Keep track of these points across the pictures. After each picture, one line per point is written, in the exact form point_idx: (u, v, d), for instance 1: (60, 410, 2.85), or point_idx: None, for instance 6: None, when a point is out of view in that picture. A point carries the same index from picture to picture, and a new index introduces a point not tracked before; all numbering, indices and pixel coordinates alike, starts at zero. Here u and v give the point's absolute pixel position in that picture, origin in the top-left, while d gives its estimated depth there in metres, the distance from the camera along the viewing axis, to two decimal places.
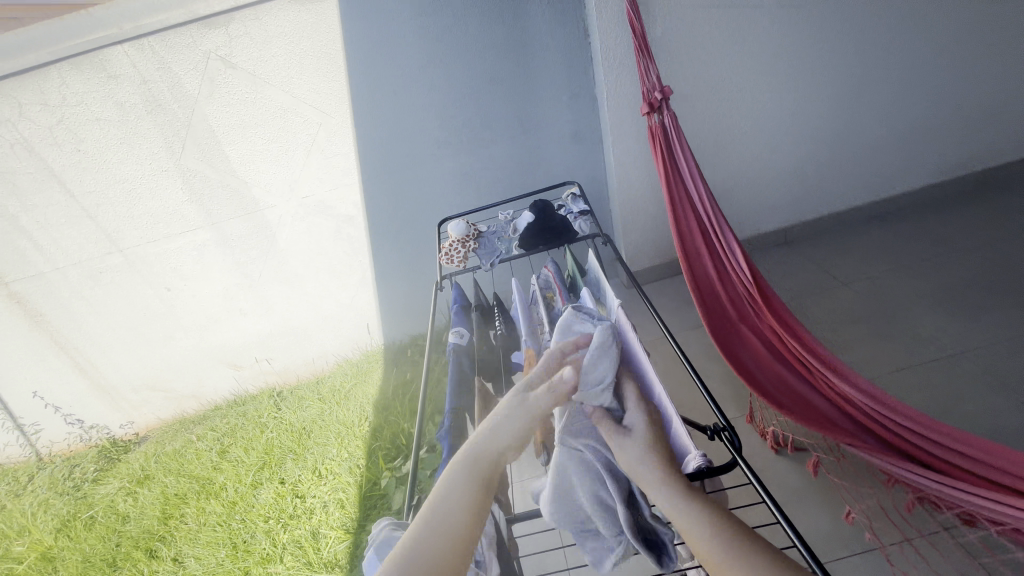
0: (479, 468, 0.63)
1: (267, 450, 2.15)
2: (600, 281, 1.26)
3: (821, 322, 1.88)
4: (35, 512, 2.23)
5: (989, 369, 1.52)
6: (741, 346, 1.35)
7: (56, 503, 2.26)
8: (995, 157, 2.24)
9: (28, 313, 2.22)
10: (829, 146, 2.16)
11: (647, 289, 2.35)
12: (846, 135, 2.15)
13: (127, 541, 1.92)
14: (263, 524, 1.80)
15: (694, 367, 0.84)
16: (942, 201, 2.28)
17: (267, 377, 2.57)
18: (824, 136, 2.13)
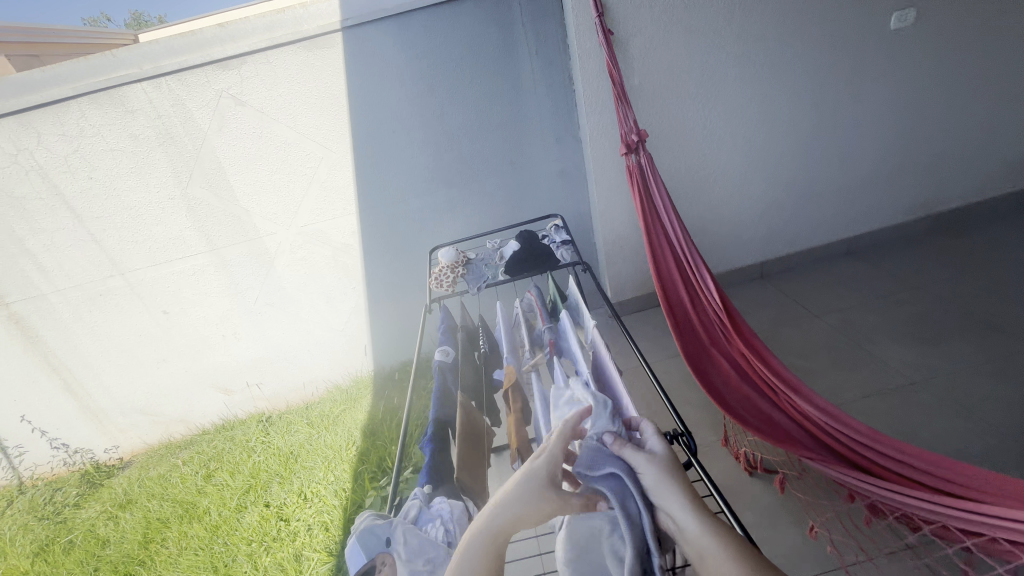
0: (498, 536, 0.60)
1: (253, 473, 2.15)
2: (580, 306, 1.35)
3: (794, 351, 1.97)
4: (12, 536, 2.19)
5: (947, 397, 1.61)
6: (712, 368, 1.41)
7: (34, 528, 2.23)
8: (953, 200, 2.40)
9: (25, 333, 2.27)
10: (799, 188, 2.31)
11: (631, 319, 2.45)
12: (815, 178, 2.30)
13: (106, 566, 1.89)
14: (246, 547, 1.79)
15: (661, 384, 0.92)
16: (905, 241, 2.43)
17: (256, 402, 2.62)
18: (794, 178, 2.28)
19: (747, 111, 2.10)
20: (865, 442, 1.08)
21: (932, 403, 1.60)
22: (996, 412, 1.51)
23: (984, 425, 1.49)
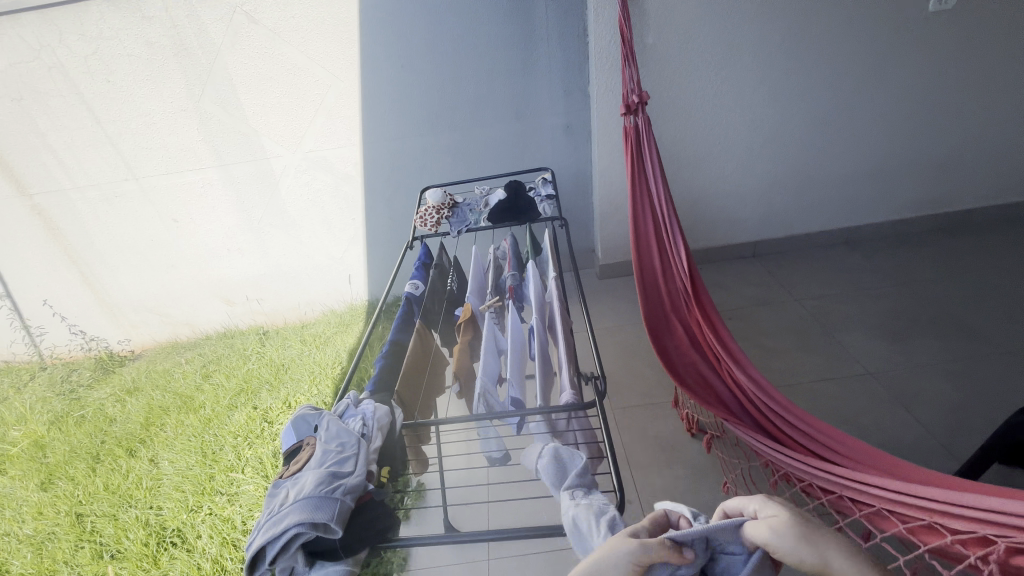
0: None
1: (245, 378, 2.34)
2: (548, 259, 1.43)
3: (764, 330, 2.04)
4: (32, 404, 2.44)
5: (896, 389, 1.67)
6: (667, 332, 1.46)
7: (52, 400, 2.47)
8: (961, 202, 2.36)
9: (46, 224, 2.42)
10: (805, 171, 2.28)
11: (618, 282, 2.52)
12: (823, 163, 2.26)
13: (111, 439, 2.12)
14: (232, 439, 1.99)
15: (597, 355, 1.10)
16: (904, 237, 2.41)
17: (256, 316, 2.79)
18: (801, 161, 2.25)
19: (762, 84, 2.05)
20: (782, 412, 1.15)
21: (880, 394, 1.67)
22: (937, 409, 1.58)
23: (922, 418, 1.56)
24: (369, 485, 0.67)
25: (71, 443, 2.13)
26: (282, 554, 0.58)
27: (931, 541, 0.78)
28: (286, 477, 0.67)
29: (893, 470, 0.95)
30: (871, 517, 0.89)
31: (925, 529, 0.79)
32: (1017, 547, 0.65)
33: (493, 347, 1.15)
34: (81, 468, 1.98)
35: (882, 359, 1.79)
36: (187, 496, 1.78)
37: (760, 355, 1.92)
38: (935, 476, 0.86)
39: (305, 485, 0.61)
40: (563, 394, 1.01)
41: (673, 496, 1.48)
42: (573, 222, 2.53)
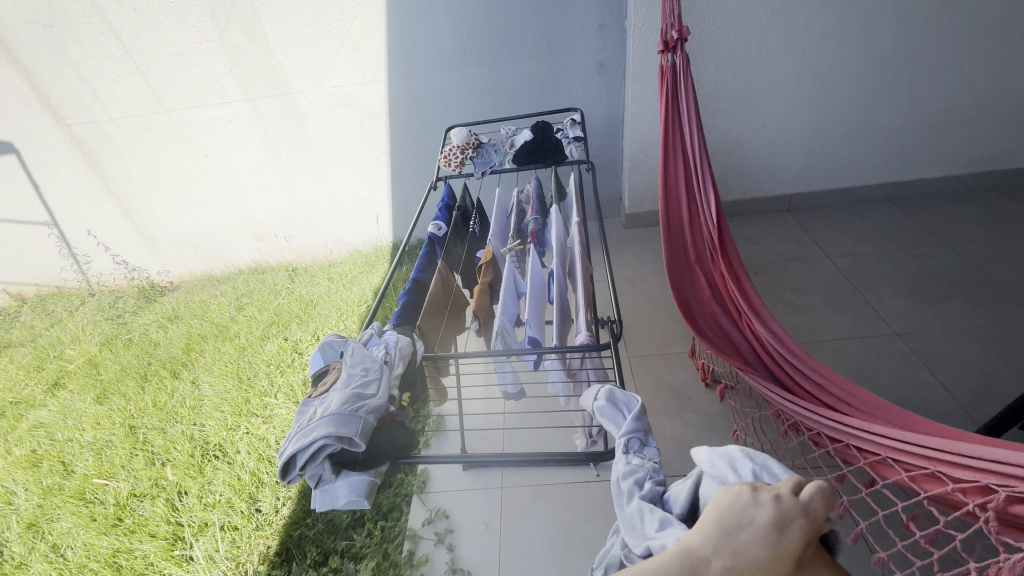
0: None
1: (277, 312, 2.45)
2: (572, 203, 1.41)
3: (789, 285, 2.00)
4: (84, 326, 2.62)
5: (922, 350, 1.64)
6: (689, 283, 1.45)
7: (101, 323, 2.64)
8: (1018, 158, 2.20)
9: (85, 155, 2.49)
10: (852, 119, 2.14)
11: (642, 231, 2.48)
12: (872, 110, 2.11)
13: (157, 361, 2.28)
14: (266, 366, 2.12)
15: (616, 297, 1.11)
16: (950, 195, 2.29)
17: (285, 253, 2.87)
18: (849, 108, 2.11)
19: (815, 20, 1.89)
20: (797, 364, 1.15)
21: (904, 354, 1.64)
22: (960, 371, 1.56)
23: (945, 380, 1.54)
24: (390, 407, 0.71)
25: (121, 362, 2.31)
26: (311, 462, 0.63)
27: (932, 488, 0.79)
28: (315, 396, 0.72)
29: (903, 423, 0.95)
30: (876, 466, 0.90)
31: (928, 477, 0.80)
32: (1017, 496, 0.66)
33: (512, 290, 1.17)
34: (131, 386, 2.15)
35: (909, 319, 1.75)
36: (226, 416, 1.92)
37: (784, 310, 1.89)
38: (945, 430, 0.87)
39: (331, 403, 0.66)
40: (579, 336, 1.04)
41: (682, 440, 1.52)
42: (601, 168, 2.46)
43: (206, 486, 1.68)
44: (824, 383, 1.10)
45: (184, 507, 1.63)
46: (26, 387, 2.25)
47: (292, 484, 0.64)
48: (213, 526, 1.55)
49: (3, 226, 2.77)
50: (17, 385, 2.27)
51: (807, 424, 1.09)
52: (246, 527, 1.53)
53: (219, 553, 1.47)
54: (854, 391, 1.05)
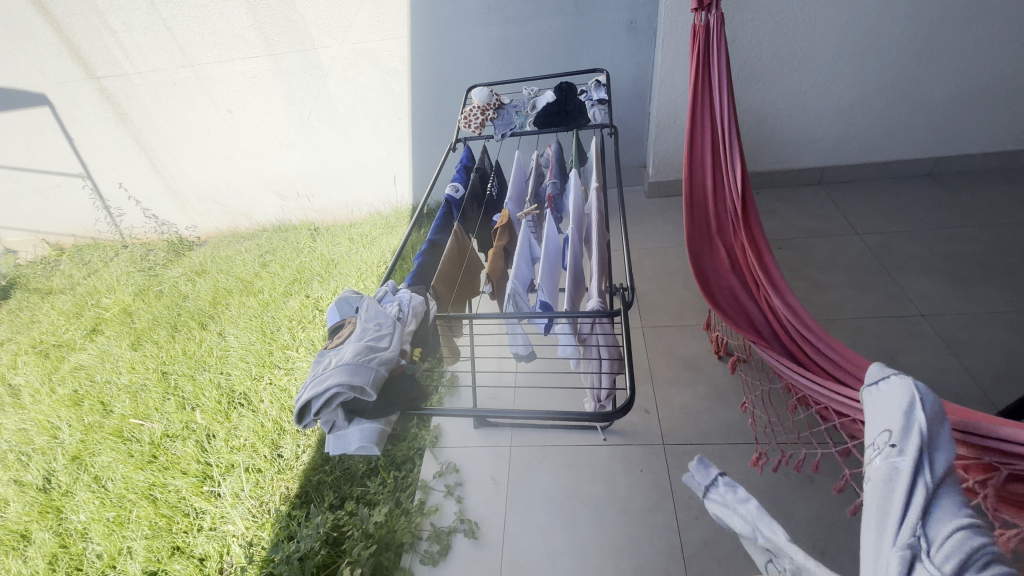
0: None
1: (299, 270, 2.51)
2: (592, 167, 1.39)
3: (814, 261, 1.95)
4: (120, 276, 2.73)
5: (948, 333, 1.60)
6: (709, 254, 1.43)
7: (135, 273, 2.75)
8: None
9: (115, 108, 2.54)
10: (896, 88, 2.01)
11: (665, 201, 2.43)
12: (921, 78, 1.98)
13: (186, 313, 2.38)
14: (289, 321, 2.20)
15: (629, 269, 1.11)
16: (997, 172, 2.16)
17: (307, 212, 2.92)
18: (895, 76, 1.98)
19: None
20: (813, 340, 1.14)
21: (929, 336, 1.60)
22: (986, 355, 1.52)
23: (968, 364, 1.50)
24: (402, 361, 0.73)
25: (153, 312, 2.41)
26: (325, 408, 0.66)
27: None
28: (330, 347, 0.75)
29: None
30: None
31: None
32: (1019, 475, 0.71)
33: (527, 254, 1.17)
34: (162, 335, 2.26)
35: (937, 301, 1.70)
36: (250, 367, 2.01)
37: (806, 287, 1.85)
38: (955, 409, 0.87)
39: (345, 354, 0.69)
40: (590, 302, 1.05)
41: (691, 411, 1.54)
42: (626, 134, 2.39)
43: (232, 431, 1.78)
44: (837, 359, 1.09)
45: (213, 449, 1.73)
46: (66, 331, 2.38)
47: (308, 428, 0.67)
48: (238, 468, 1.65)
49: (40, 177, 2.86)
50: (59, 329, 2.40)
51: (816, 398, 1.09)
52: (269, 470, 1.62)
53: (245, 491, 1.57)
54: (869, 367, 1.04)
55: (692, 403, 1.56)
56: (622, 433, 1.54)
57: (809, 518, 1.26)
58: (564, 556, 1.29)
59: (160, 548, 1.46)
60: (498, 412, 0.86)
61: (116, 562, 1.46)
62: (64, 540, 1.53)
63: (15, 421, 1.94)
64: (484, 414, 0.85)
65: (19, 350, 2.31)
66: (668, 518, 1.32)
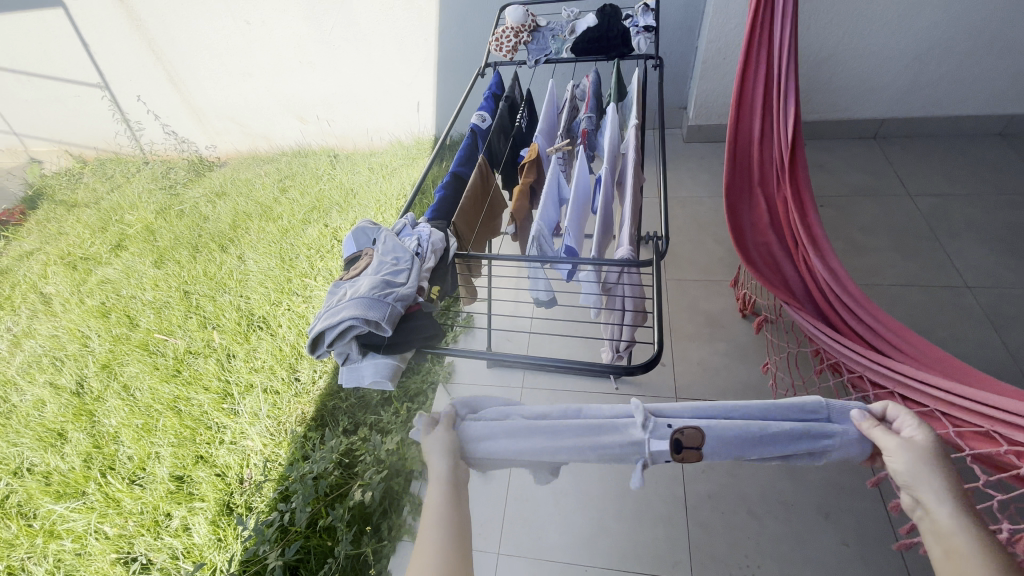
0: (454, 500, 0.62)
1: (318, 198, 2.47)
2: (632, 103, 1.27)
3: (858, 222, 1.83)
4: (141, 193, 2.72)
5: (993, 308, 1.51)
6: (748, 207, 1.33)
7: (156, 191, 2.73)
8: None
9: (128, 12, 2.42)
10: (983, 32, 1.78)
11: (703, 147, 2.28)
12: (1014, 22, 1.75)
13: (207, 235, 2.38)
14: (307, 249, 2.19)
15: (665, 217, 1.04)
16: None
17: (327, 138, 2.82)
18: (982, 17, 1.75)
19: None
20: (852, 307, 1.07)
21: (971, 309, 1.52)
22: None
23: (1009, 342, 1.42)
24: (419, 298, 0.70)
25: (175, 232, 2.41)
26: (339, 340, 0.64)
27: (977, 446, 0.78)
28: (346, 279, 0.72)
29: (960, 377, 0.90)
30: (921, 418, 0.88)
31: (976, 435, 0.79)
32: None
33: (555, 195, 1.10)
34: (184, 254, 2.28)
35: (986, 273, 1.59)
36: (269, 292, 2.03)
37: (845, 248, 1.75)
38: (1012, 391, 0.81)
39: (361, 287, 0.65)
40: (619, 250, 0.98)
41: (708, 368, 1.52)
42: (669, 70, 2.20)
43: (251, 352, 1.83)
44: (876, 329, 1.03)
45: (234, 368, 1.78)
46: (92, 245, 2.41)
47: (321, 359, 0.66)
48: (258, 389, 1.70)
49: (59, 85, 2.80)
50: (85, 242, 2.44)
51: (849, 366, 1.04)
52: (286, 393, 1.67)
53: (265, 410, 1.63)
54: (910, 340, 0.98)
55: (710, 360, 1.53)
56: (635, 383, 1.53)
57: (819, 480, 1.26)
58: (568, 496, 1.33)
59: (186, 456, 1.54)
60: (516, 356, 0.83)
61: (145, 466, 1.55)
62: (98, 441, 1.63)
63: (48, 327, 2.02)
64: (501, 357, 0.82)
65: (48, 260, 2.36)
66: (675, 468, 1.34)
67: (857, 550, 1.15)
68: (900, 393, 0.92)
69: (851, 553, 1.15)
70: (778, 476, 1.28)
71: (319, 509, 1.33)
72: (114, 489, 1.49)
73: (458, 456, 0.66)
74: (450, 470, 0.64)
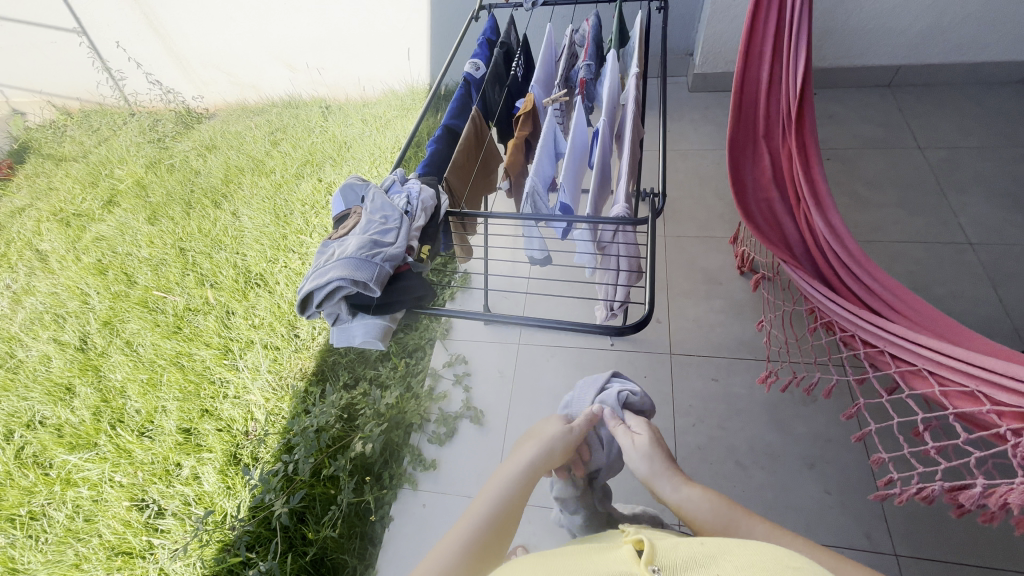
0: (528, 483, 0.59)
1: (310, 151, 2.40)
2: (633, 50, 1.20)
3: (864, 176, 1.78)
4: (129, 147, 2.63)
5: (993, 265, 1.50)
6: (750, 161, 1.29)
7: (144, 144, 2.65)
8: None
9: None
10: None
11: (708, 97, 2.19)
12: None
13: (199, 190, 2.34)
14: (301, 205, 2.16)
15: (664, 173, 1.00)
16: None
17: (318, 87, 2.72)
18: None
19: None
20: (850, 266, 1.06)
21: (971, 266, 1.51)
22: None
23: (1005, 299, 1.42)
24: (409, 259, 0.69)
25: (167, 188, 2.37)
26: (328, 300, 0.63)
27: (962, 405, 0.81)
28: (335, 238, 0.70)
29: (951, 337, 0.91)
30: (911, 378, 0.89)
31: (962, 396, 0.81)
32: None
33: (551, 149, 1.06)
34: (177, 211, 2.25)
35: (990, 230, 1.57)
36: (265, 249, 2.02)
37: (849, 204, 1.71)
38: (1003, 351, 0.82)
39: (349, 246, 0.64)
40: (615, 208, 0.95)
41: (703, 326, 1.53)
42: (675, 13, 2.08)
43: (250, 309, 1.84)
44: (873, 289, 1.02)
45: (234, 325, 1.80)
46: (84, 201, 2.37)
47: (311, 319, 0.65)
48: (259, 344, 1.73)
49: (35, 31, 2.67)
50: (76, 198, 2.39)
51: (841, 326, 1.04)
52: (286, 348, 1.70)
53: (267, 366, 1.66)
54: (905, 300, 0.98)
55: (705, 318, 1.54)
56: (630, 339, 1.54)
57: (807, 434, 1.29)
58: None
59: (191, 409, 1.59)
60: (510, 317, 0.83)
61: (153, 419, 1.59)
62: (105, 395, 1.67)
63: (46, 284, 2.02)
64: (494, 319, 0.82)
65: (41, 217, 2.33)
66: (666, 421, 1.37)
67: (838, 498, 1.20)
68: (890, 354, 0.92)
69: (832, 500, 1.20)
70: (767, 429, 1.32)
71: (323, 459, 1.38)
72: (125, 440, 1.54)
73: (549, 449, 0.62)
74: (534, 458, 0.61)
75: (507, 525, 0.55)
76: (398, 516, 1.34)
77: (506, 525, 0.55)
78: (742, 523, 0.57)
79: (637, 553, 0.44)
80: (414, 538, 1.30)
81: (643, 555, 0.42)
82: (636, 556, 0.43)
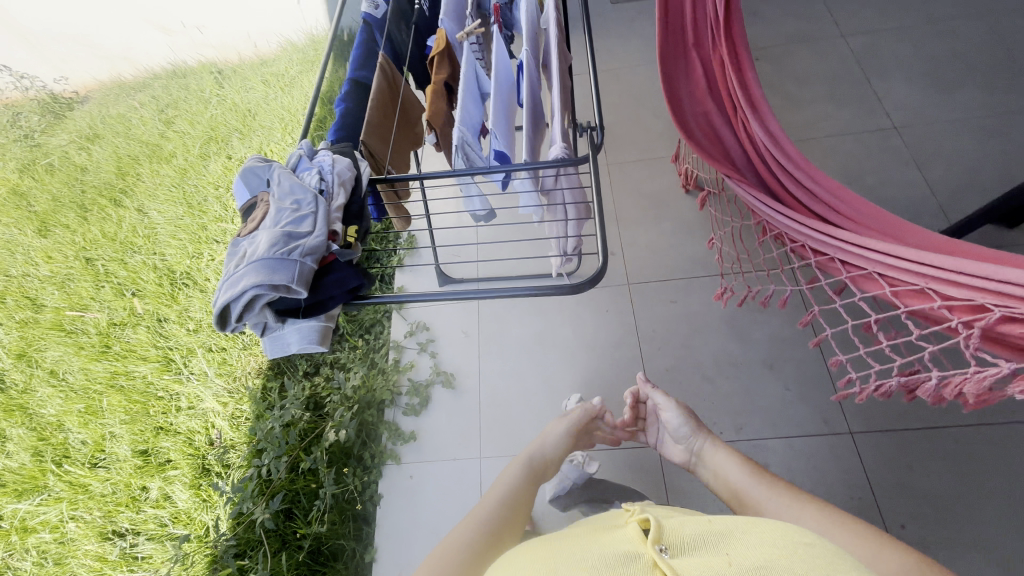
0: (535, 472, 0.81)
1: (211, 126, 2.15)
2: None
3: (793, 73, 1.77)
4: None
5: (917, 146, 1.55)
6: (683, 74, 1.23)
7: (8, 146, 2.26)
8: None
9: None
10: None
11: (631, 8, 2.07)
12: None
13: (92, 190, 2.05)
14: (215, 190, 1.96)
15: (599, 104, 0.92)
16: None
17: (203, 51, 2.39)
18: None
19: None
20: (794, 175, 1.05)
21: (897, 151, 1.55)
22: (949, 166, 1.50)
23: (930, 178, 1.49)
24: (334, 246, 0.60)
25: (52, 193, 2.06)
26: (248, 311, 0.55)
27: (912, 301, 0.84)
28: (244, 234, 0.62)
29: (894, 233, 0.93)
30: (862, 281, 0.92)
31: (913, 293, 0.84)
32: (1012, 316, 0.71)
33: (474, 90, 0.96)
34: (72, 217, 1.98)
35: (913, 111, 1.61)
36: (185, 244, 1.84)
37: (782, 104, 1.71)
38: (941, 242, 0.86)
39: (260, 245, 0.56)
40: (552, 150, 0.87)
41: (657, 251, 1.52)
42: None
43: (184, 312, 1.69)
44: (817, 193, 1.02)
45: (169, 332, 1.67)
46: None
47: (235, 333, 0.57)
48: (203, 347, 1.61)
49: None
50: None
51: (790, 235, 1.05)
52: (234, 348, 1.59)
53: (218, 369, 1.56)
54: (848, 201, 0.99)
55: (658, 242, 1.54)
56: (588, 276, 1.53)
57: (764, 338, 1.35)
58: (537, 395, 1.39)
59: (144, 429, 1.49)
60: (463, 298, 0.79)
61: (104, 447, 1.48)
62: (41, 432, 1.52)
63: None
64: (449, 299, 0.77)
65: None
66: (632, 351, 1.40)
67: (798, 392, 1.28)
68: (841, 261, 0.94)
69: (793, 395, 1.27)
70: (728, 341, 1.36)
71: (298, 453, 1.33)
72: (77, 475, 1.43)
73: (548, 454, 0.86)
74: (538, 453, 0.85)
75: (519, 503, 0.73)
76: (387, 493, 1.33)
77: (521, 502, 0.74)
78: (765, 483, 0.76)
79: (642, 532, 0.45)
80: (406, 509, 1.30)
81: (650, 535, 0.42)
82: (642, 536, 0.43)
